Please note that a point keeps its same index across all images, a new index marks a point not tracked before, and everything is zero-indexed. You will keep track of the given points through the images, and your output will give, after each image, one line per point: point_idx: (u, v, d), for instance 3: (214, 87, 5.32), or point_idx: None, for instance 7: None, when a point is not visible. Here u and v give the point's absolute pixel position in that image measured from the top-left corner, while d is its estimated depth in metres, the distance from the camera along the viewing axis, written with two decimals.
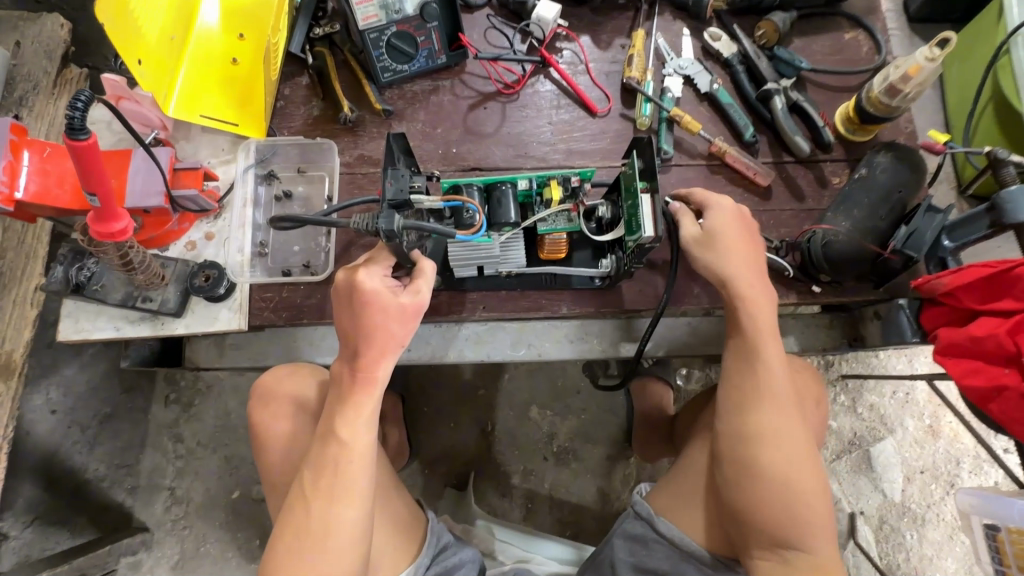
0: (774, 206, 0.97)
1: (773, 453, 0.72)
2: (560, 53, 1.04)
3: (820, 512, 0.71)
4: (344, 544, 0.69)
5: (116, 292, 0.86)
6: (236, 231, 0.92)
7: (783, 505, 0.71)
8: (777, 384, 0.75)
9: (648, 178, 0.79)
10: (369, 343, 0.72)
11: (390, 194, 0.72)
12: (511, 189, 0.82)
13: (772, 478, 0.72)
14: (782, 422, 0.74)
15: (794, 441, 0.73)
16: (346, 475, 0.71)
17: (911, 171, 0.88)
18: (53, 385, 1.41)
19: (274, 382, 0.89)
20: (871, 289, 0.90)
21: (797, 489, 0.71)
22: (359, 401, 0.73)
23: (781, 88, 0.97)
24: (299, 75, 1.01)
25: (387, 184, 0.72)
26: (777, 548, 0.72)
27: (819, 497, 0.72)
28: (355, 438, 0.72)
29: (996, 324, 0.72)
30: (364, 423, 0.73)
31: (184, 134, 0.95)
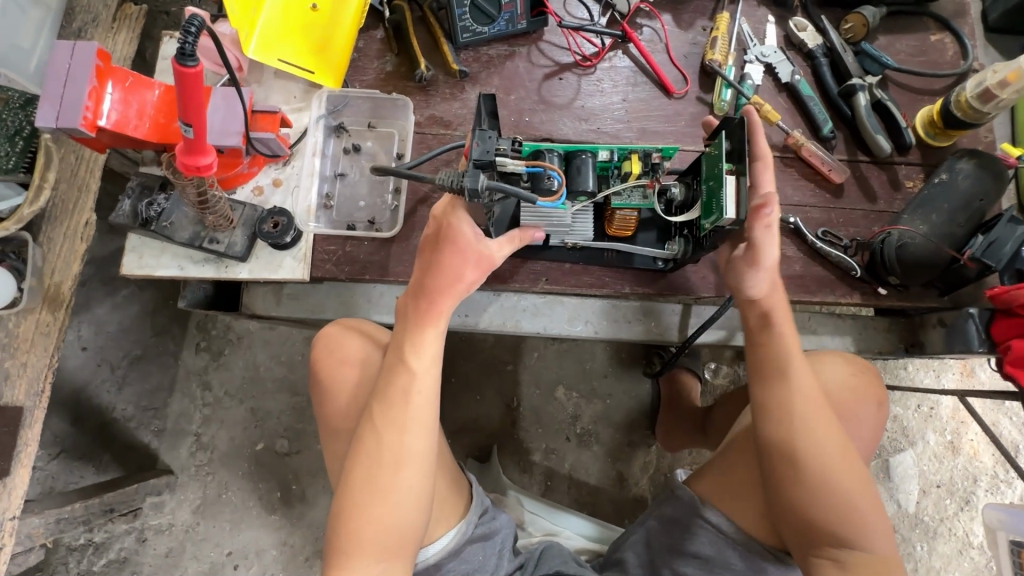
0: (844, 205, 0.96)
1: (814, 456, 0.72)
2: (640, 30, 1.02)
3: (872, 511, 0.72)
4: (416, 472, 0.70)
5: (183, 231, 0.86)
6: (305, 179, 0.91)
7: (830, 506, 0.71)
8: (804, 387, 0.76)
9: (735, 159, 0.74)
10: (442, 279, 0.74)
11: (476, 154, 0.70)
12: (591, 159, 0.80)
13: (816, 480, 0.72)
14: (816, 424, 0.74)
15: (833, 442, 0.73)
16: (413, 404, 0.72)
17: (993, 179, 0.87)
18: (86, 324, 1.43)
19: (335, 337, 0.88)
20: (936, 297, 0.89)
21: (843, 489, 0.72)
22: (427, 335, 0.74)
23: (865, 85, 0.95)
24: (374, 29, 0.99)
25: (473, 144, 0.70)
26: (832, 537, 0.72)
27: (870, 494, 0.72)
28: (423, 367, 0.73)
29: None
30: (429, 354, 0.74)
31: (257, 78, 0.94)
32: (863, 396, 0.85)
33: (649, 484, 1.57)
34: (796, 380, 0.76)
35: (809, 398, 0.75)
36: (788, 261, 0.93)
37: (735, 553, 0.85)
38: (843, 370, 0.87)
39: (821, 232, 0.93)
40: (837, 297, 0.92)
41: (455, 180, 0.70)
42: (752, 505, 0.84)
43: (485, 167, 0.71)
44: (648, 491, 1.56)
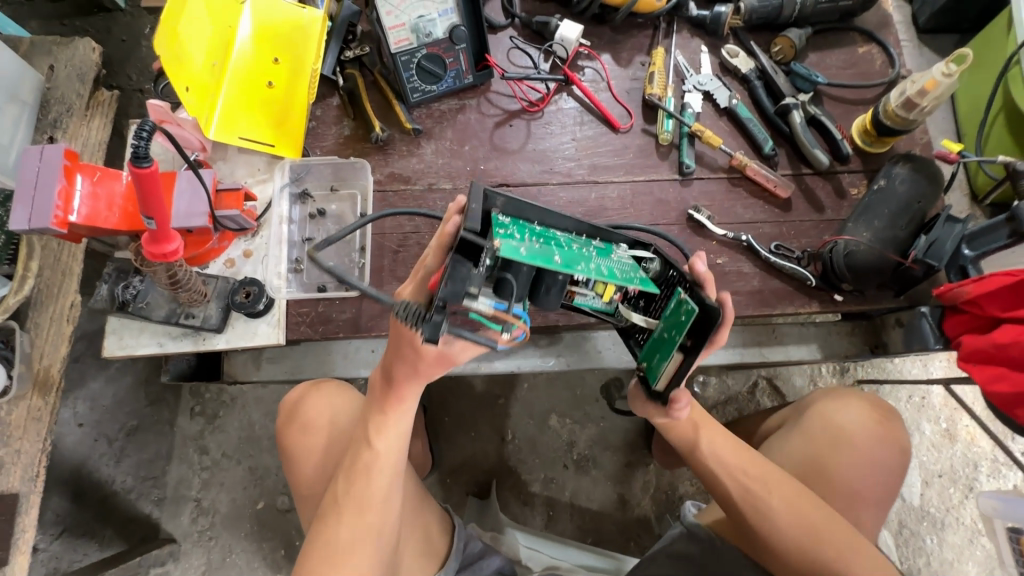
0: (794, 217, 1.00)
1: (764, 515, 0.77)
2: (582, 71, 1.08)
3: (844, 549, 0.74)
4: (368, 553, 0.68)
5: (160, 309, 0.89)
6: (274, 247, 0.95)
7: (778, 537, 0.77)
8: (717, 437, 0.83)
9: (693, 337, 0.67)
10: (403, 367, 0.67)
11: (443, 293, 0.59)
12: (566, 279, 0.65)
13: (763, 528, 0.77)
14: (758, 482, 0.79)
15: (777, 492, 0.78)
16: (378, 484, 0.70)
17: (928, 182, 0.91)
18: (80, 400, 1.54)
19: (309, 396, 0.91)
20: (892, 298, 0.92)
21: (781, 520, 0.77)
22: (394, 417, 0.71)
23: (798, 103, 1.00)
24: (330, 97, 1.04)
25: (443, 284, 0.59)
26: (788, 557, 0.77)
27: (835, 532, 0.75)
28: (387, 447, 0.70)
29: (1019, 330, 0.72)
30: (394, 433, 0.71)
31: (222, 155, 0.99)
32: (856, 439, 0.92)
33: (651, 503, 1.58)
34: (710, 442, 0.82)
35: (724, 446, 0.82)
36: (746, 277, 0.96)
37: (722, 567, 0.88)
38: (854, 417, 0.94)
39: (773, 247, 0.97)
40: (796, 308, 0.95)
41: (411, 324, 0.61)
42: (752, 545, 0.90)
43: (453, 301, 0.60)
44: (650, 511, 1.56)
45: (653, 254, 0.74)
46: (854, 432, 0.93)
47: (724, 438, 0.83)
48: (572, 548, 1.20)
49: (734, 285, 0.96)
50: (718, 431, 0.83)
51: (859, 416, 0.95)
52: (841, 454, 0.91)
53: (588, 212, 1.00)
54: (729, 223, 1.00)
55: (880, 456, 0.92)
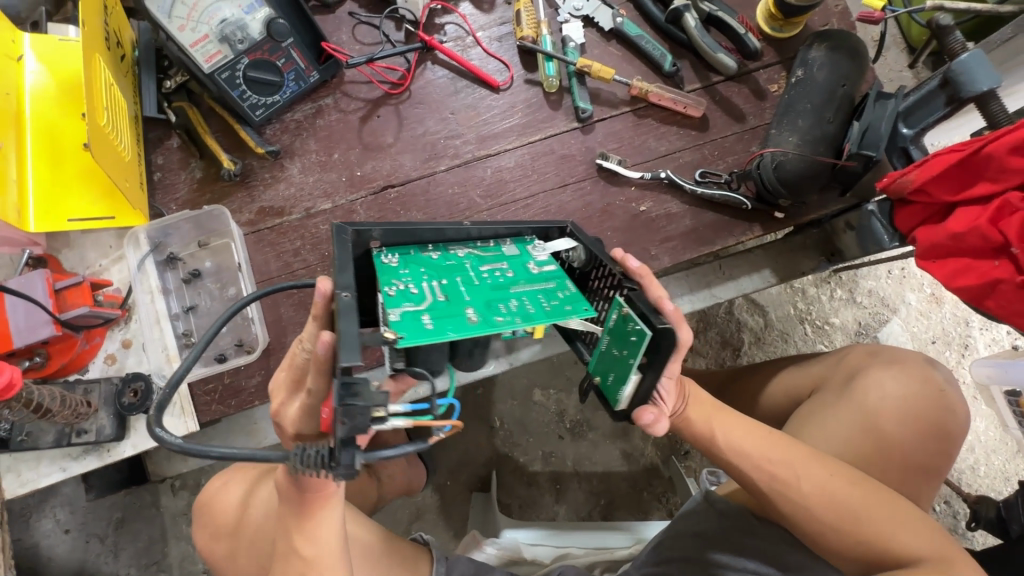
0: (714, 135, 0.88)
1: (793, 501, 0.70)
2: (443, 31, 0.92)
3: (885, 530, 0.67)
4: None
5: (45, 435, 0.79)
6: (152, 329, 0.84)
7: (809, 518, 0.69)
8: (732, 423, 0.74)
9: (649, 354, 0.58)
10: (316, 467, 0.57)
11: (344, 430, 0.44)
12: None
13: (794, 510, 0.70)
14: (784, 467, 0.71)
15: (803, 472, 0.70)
16: None
17: (849, 59, 0.78)
18: (58, 506, 1.33)
19: (217, 498, 0.78)
20: (839, 198, 0.82)
21: (809, 502, 0.69)
22: (317, 518, 0.60)
23: (689, 2, 0.86)
24: (168, 138, 0.90)
25: (338, 428, 0.44)
26: (823, 538, 0.69)
27: (873, 510, 0.68)
28: (319, 551, 0.60)
29: (977, 214, 0.63)
30: (324, 534, 0.60)
31: (65, 241, 0.85)
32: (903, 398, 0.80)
33: (654, 449, 1.55)
34: (723, 432, 0.74)
35: (742, 431, 0.74)
36: (675, 219, 0.86)
37: (754, 536, 0.81)
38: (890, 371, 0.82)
39: (698, 176, 0.86)
40: (738, 238, 0.85)
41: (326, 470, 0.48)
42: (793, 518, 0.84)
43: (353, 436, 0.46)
44: (655, 457, 1.54)
45: (574, 241, 0.67)
46: (899, 397, 0.80)
47: (738, 424, 0.74)
48: (587, 531, 1.16)
49: (665, 231, 0.86)
50: (732, 417, 0.75)
51: (901, 377, 0.82)
52: (887, 419, 0.79)
53: (488, 191, 0.88)
54: (644, 161, 0.88)
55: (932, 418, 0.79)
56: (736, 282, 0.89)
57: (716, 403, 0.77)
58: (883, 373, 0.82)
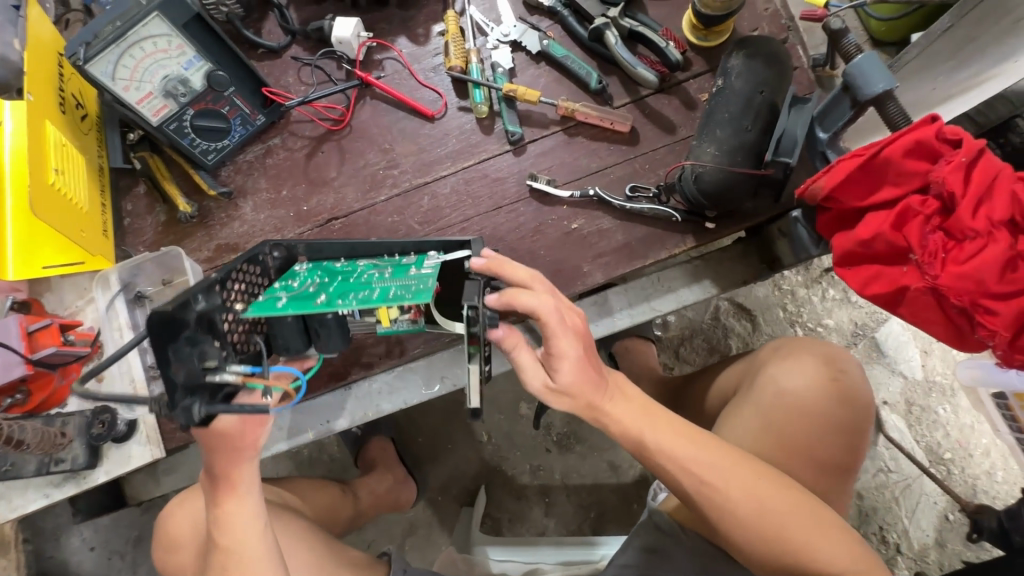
0: (645, 148, 0.88)
1: (722, 509, 0.67)
2: (380, 66, 0.97)
3: (810, 539, 0.66)
4: None
5: (29, 465, 0.86)
6: (121, 365, 0.91)
7: (737, 525, 0.67)
8: (667, 426, 0.69)
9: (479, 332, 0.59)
10: (222, 454, 0.62)
11: (184, 379, 0.55)
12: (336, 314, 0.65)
13: (724, 517, 0.67)
14: (715, 472, 0.67)
15: (736, 480, 0.67)
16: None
17: (767, 65, 0.77)
18: None
19: (172, 519, 0.81)
20: (772, 204, 0.82)
21: (739, 509, 0.67)
22: (232, 510, 0.64)
23: (610, 20, 0.87)
24: (135, 186, 0.97)
25: (171, 369, 0.55)
26: (749, 546, 0.68)
27: (800, 519, 0.66)
28: (239, 540, 0.64)
29: (883, 218, 0.61)
30: (243, 522, 0.64)
31: (46, 286, 0.94)
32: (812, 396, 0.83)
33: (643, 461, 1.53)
34: (655, 436, 0.69)
35: (676, 435, 0.69)
36: (608, 234, 0.86)
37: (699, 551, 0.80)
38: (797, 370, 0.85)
39: (628, 191, 0.86)
40: (671, 250, 0.85)
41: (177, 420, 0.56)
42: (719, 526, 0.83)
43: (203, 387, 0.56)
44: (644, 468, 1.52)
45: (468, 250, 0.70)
46: (804, 392, 0.84)
47: (668, 425, 0.69)
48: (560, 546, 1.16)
49: (598, 247, 0.87)
50: (667, 419, 0.70)
51: (803, 374, 0.85)
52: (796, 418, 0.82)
53: (425, 218, 0.91)
54: (576, 179, 0.89)
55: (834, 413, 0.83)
56: (678, 292, 0.89)
57: (648, 402, 0.71)
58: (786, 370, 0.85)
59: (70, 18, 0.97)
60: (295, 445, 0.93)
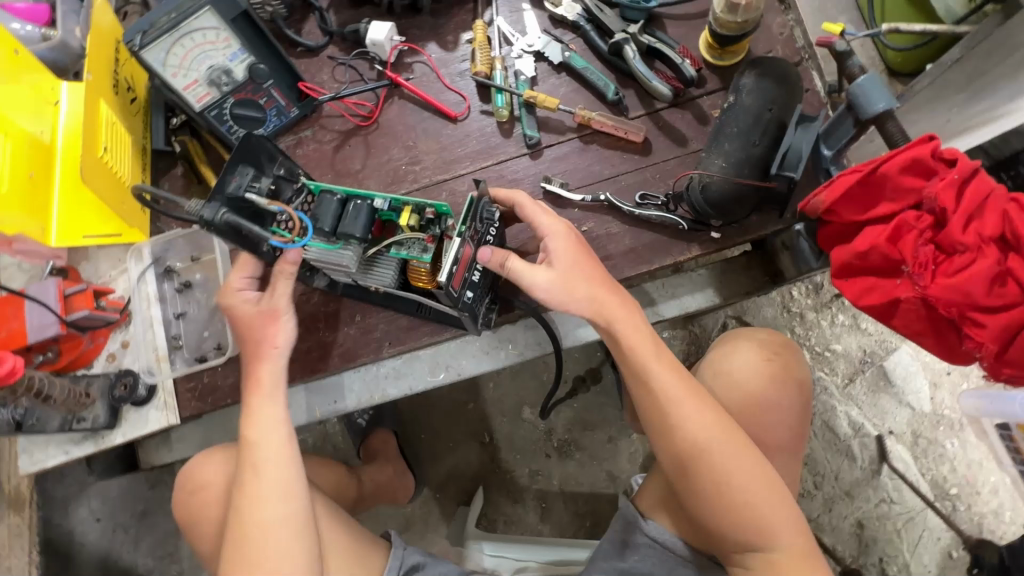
0: (657, 158, 0.92)
1: (694, 449, 0.73)
2: (410, 68, 1.02)
3: (762, 495, 0.72)
4: (286, 533, 0.72)
5: (53, 420, 0.90)
6: (145, 333, 0.96)
7: (704, 467, 0.73)
8: (666, 364, 0.76)
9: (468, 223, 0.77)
10: (258, 352, 0.79)
11: (232, 189, 0.75)
12: (365, 204, 0.78)
13: (694, 456, 0.73)
14: (695, 414, 0.74)
15: (714, 426, 0.74)
16: (269, 471, 0.74)
17: (777, 84, 0.81)
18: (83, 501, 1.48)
19: (195, 471, 0.82)
20: (777, 218, 0.84)
21: (711, 451, 0.73)
22: (256, 408, 0.77)
23: (629, 36, 0.91)
24: (173, 168, 1.03)
25: (230, 179, 0.75)
26: (707, 492, 0.73)
27: (759, 476, 0.73)
28: (261, 436, 0.75)
29: (879, 232, 0.63)
30: (266, 422, 0.76)
31: (84, 255, 1.00)
32: (783, 383, 0.87)
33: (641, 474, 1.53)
34: (658, 368, 0.76)
35: (673, 374, 0.76)
36: (616, 238, 0.90)
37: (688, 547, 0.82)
38: (753, 356, 0.89)
39: (638, 198, 0.89)
40: (676, 257, 0.88)
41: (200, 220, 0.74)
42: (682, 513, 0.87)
43: (236, 203, 0.76)
44: None
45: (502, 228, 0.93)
46: (756, 372, 0.88)
47: (669, 363, 0.76)
48: (554, 547, 1.16)
49: (605, 250, 0.90)
50: (669, 361, 0.77)
51: (754, 360, 0.89)
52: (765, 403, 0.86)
53: None
54: (588, 185, 0.93)
55: (789, 400, 0.87)
56: (681, 299, 0.91)
57: (657, 342, 0.78)
58: (741, 353, 0.90)
59: (128, 10, 1.05)
60: (300, 424, 0.97)
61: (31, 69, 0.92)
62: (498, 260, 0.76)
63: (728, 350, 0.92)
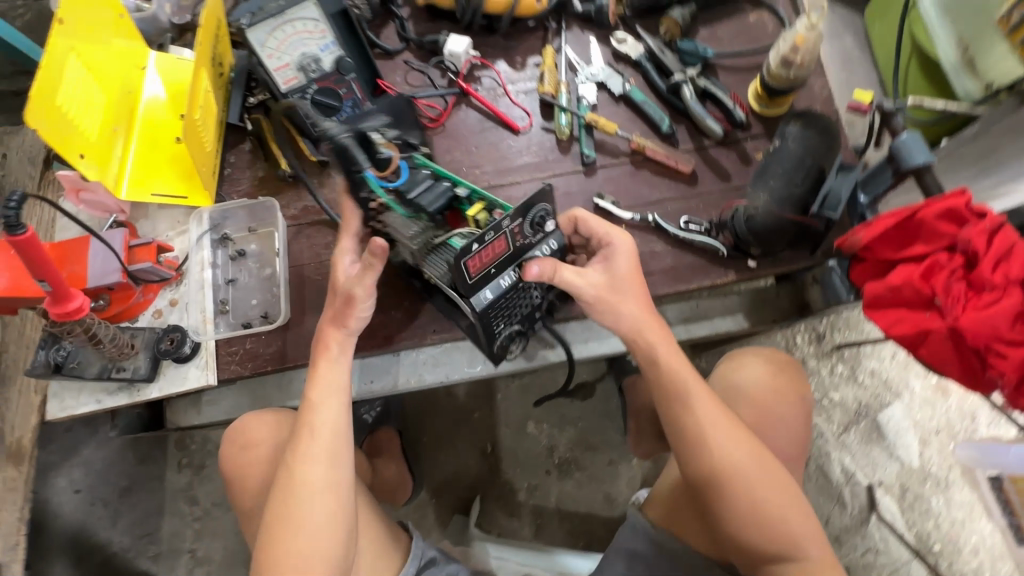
0: (701, 189, 0.99)
1: (718, 457, 0.77)
2: (479, 81, 1.10)
3: (780, 501, 0.77)
4: (331, 494, 0.71)
5: (92, 367, 0.92)
6: (196, 294, 0.99)
7: (726, 475, 0.77)
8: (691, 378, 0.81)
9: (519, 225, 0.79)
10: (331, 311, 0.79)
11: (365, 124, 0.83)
12: (449, 185, 0.83)
13: (717, 464, 0.77)
14: (717, 425, 0.78)
15: (734, 436, 0.78)
16: (325, 432, 0.74)
17: (821, 135, 0.89)
18: (75, 467, 1.45)
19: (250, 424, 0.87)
20: (809, 255, 0.91)
21: (733, 461, 0.77)
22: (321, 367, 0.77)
23: (687, 78, 1.01)
24: (241, 143, 1.08)
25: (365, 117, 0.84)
26: (732, 499, 0.77)
27: (776, 482, 0.77)
28: (322, 397, 0.75)
29: (912, 269, 0.70)
30: (330, 383, 0.76)
31: (143, 213, 1.03)
32: (786, 396, 0.94)
33: None
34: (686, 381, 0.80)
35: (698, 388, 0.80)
36: (658, 256, 0.96)
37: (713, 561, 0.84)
38: (759, 370, 0.96)
39: (682, 222, 0.96)
40: (712, 280, 0.94)
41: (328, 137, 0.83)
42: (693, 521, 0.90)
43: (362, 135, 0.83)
44: None
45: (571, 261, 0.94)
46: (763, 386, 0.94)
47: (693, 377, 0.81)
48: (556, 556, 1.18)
49: (647, 267, 0.96)
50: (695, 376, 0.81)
51: (759, 373, 0.95)
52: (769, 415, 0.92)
53: None
54: (637, 206, 1.00)
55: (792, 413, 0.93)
56: (712, 320, 0.99)
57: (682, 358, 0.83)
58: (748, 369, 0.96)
59: None
60: None
61: (125, 34, 0.97)
62: (542, 273, 0.79)
63: (732, 366, 0.98)
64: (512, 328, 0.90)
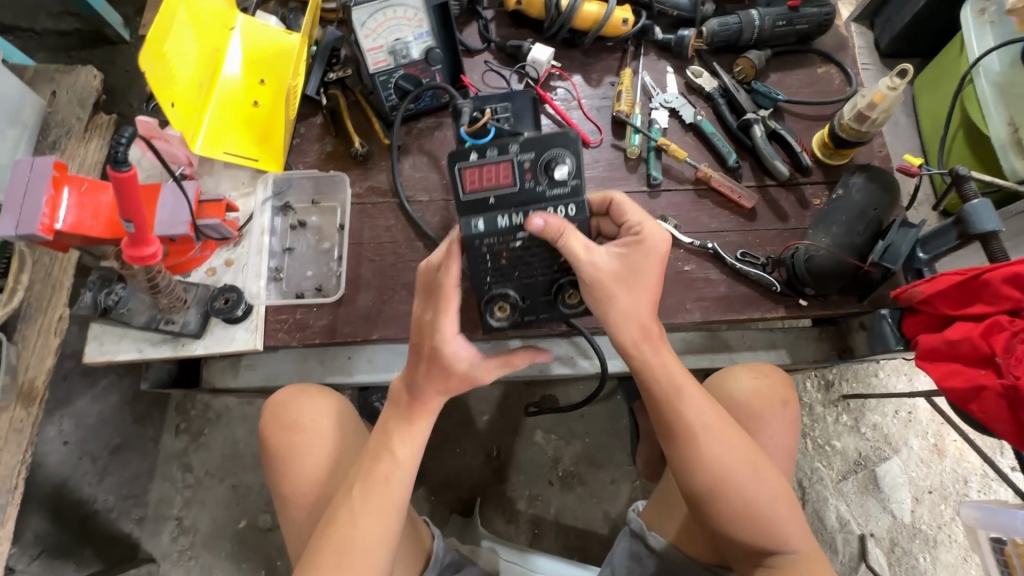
0: (759, 225, 1.03)
1: (706, 465, 0.75)
2: (555, 91, 1.13)
3: (773, 506, 0.76)
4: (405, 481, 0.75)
5: (139, 315, 0.91)
6: (254, 257, 0.98)
7: (715, 483, 0.75)
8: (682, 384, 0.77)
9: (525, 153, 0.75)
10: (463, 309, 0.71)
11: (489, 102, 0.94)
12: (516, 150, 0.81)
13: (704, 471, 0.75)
14: (706, 433, 0.76)
15: (721, 442, 0.76)
16: (417, 428, 0.76)
17: (883, 189, 0.94)
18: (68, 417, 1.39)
19: (295, 406, 0.90)
20: (857, 302, 0.95)
21: (722, 474, 0.75)
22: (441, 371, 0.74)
23: (759, 118, 1.05)
24: (313, 116, 1.08)
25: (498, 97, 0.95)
26: (719, 506, 0.76)
27: (766, 488, 0.76)
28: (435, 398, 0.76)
29: (970, 327, 0.75)
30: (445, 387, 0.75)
31: (208, 169, 1.02)
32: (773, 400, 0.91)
33: None
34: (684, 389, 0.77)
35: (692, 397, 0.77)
36: (713, 284, 0.99)
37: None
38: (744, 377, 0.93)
39: (740, 254, 0.99)
40: (763, 313, 0.97)
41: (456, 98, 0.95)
42: (693, 528, 0.91)
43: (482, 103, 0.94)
44: None
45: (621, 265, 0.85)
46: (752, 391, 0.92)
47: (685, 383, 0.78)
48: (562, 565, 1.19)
49: (701, 292, 0.98)
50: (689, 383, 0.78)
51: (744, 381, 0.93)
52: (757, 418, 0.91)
53: None
54: (696, 233, 1.03)
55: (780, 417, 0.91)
56: (751, 352, 1.02)
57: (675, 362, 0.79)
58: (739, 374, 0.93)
59: None
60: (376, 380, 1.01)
61: None
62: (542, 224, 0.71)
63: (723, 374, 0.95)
64: (504, 290, 0.79)
